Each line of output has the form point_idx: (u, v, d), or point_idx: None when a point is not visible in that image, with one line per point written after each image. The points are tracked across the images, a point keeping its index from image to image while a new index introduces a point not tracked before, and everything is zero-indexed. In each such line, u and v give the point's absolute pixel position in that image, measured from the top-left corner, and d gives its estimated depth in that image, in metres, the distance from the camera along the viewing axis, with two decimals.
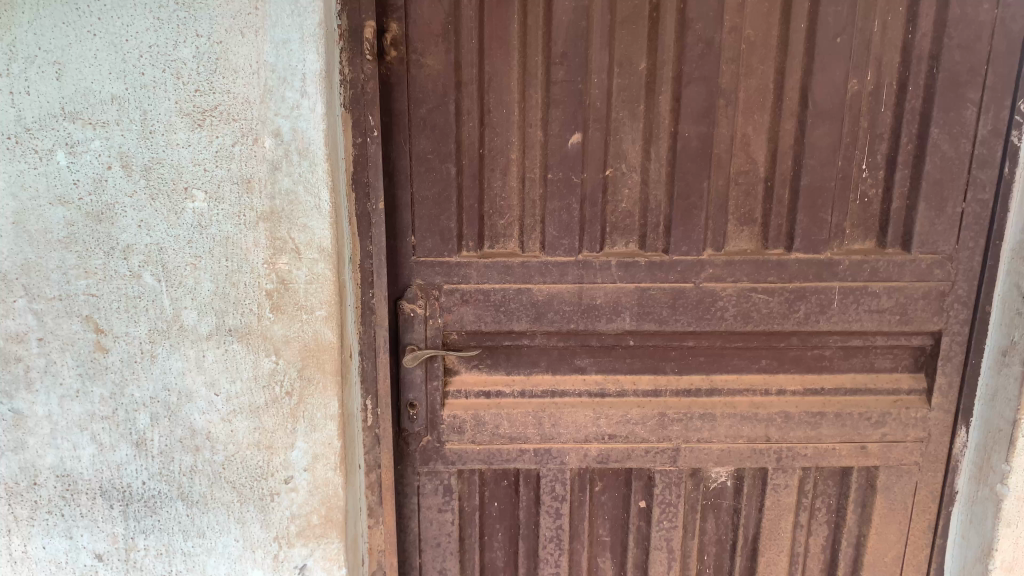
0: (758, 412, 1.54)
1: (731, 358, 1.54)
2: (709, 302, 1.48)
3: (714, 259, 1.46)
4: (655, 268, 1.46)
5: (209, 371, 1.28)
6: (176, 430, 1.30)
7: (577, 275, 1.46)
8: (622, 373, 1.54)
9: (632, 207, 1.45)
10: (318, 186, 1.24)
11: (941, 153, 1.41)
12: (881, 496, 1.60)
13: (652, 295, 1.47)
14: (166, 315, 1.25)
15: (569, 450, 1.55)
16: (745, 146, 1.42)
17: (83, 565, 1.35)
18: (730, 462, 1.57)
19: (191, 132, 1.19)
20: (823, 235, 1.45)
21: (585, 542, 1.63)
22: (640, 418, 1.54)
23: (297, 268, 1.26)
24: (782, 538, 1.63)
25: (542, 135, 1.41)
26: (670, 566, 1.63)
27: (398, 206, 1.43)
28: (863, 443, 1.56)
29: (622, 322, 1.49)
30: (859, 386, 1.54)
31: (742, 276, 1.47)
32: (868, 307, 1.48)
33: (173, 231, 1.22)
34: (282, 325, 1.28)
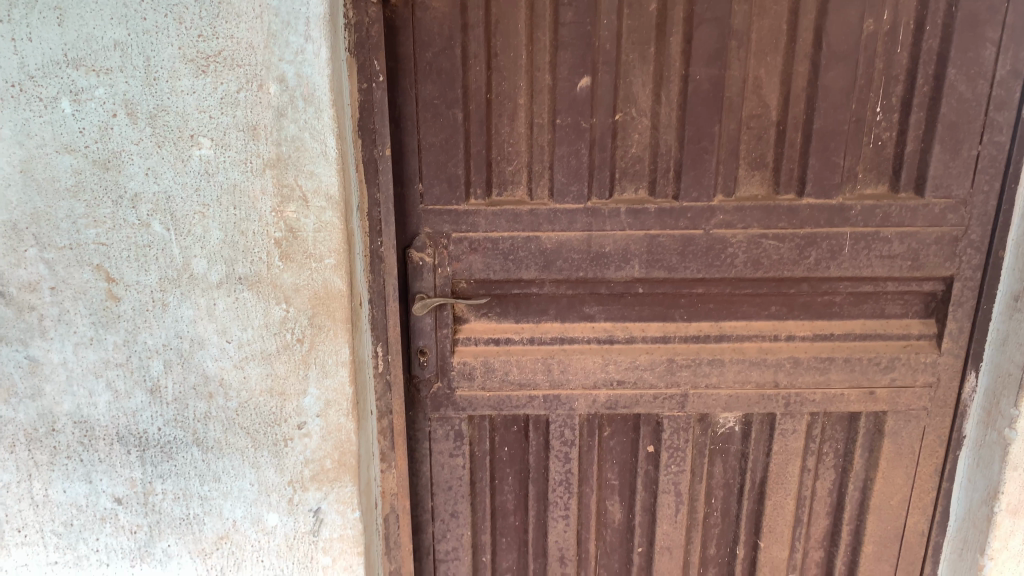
0: (767, 358, 1.54)
1: (740, 305, 1.54)
2: (719, 248, 1.47)
3: (725, 205, 1.45)
4: (664, 215, 1.45)
5: (220, 319, 1.29)
6: (189, 377, 1.32)
7: (586, 222, 1.46)
8: (631, 320, 1.54)
9: (642, 153, 1.43)
10: (324, 133, 1.23)
11: (958, 95, 1.38)
12: (889, 441, 1.61)
13: (662, 242, 1.47)
14: (176, 264, 1.26)
15: (578, 396, 1.56)
16: (757, 89, 1.39)
17: (103, 508, 1.39)
18: (738, 407, 1.58)
19: (195, 79, 1.18)
20: (836, 179, 1.43)
21: (594, 486, 1.65)
22: (649, 364, 1.55)
23: (304, 216, 1.26)
24: (789, 481, 1.64)
25: (551, 79, 1.39)
26: (677, 509, 1.66)
27: (406, 152, 1.42)
28: (871, 388, 1.56)
29: (632, 269, 1.48)
30: (869, 331, 1.54)
31: (752, 222, 1.46)
32: (879, 252, 1.47)
33: (180, 179, 1.22)
34: (291, 273, 1.28)
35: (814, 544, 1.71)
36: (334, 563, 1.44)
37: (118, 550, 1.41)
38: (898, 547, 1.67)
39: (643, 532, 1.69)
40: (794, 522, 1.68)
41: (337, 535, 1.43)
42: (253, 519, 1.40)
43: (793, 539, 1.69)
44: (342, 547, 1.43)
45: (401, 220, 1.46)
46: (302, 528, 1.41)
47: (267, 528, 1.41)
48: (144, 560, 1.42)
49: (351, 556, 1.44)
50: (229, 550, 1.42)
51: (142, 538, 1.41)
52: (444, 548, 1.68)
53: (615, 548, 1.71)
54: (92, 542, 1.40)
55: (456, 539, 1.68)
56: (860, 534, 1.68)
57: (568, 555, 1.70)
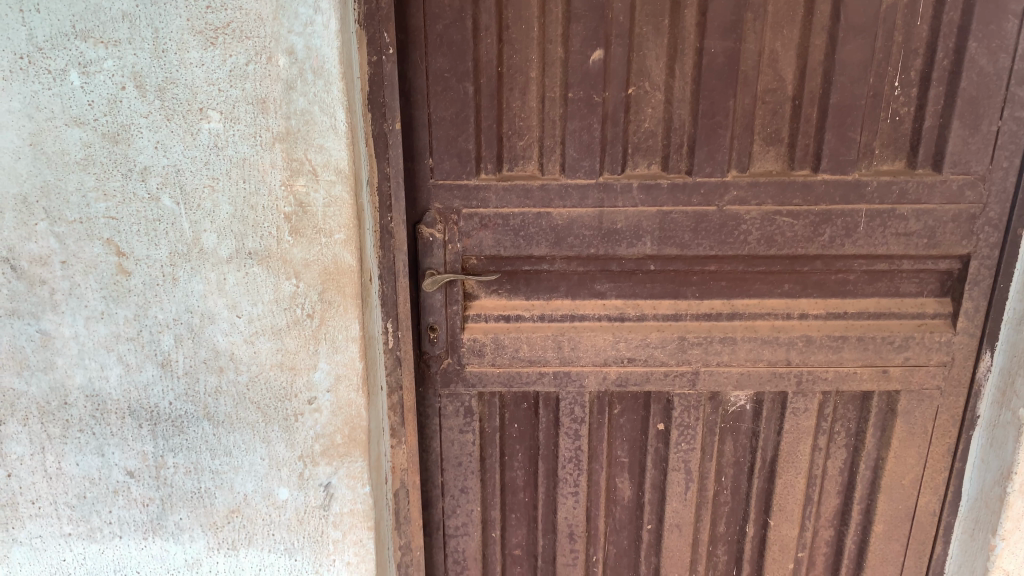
0: (779, 336, 1.53)
1: (753, 283, 1.52)
2: (732, 225, 1.46)
3: (738, 181, 1.43)
4: (677, 190, 1.44)
5: (230, 294, 1.29)
6: (199, 352, 1.32)
7: (597, 198, 1.44)
8: (643, 298, 1.53)
9: (655, 127, 1.42)
10: (333, 106, 1.22)
11: (979, 69, 1.35)
12: (901, 420, 1.59)
13: (674, 218, 1.45)
14: (186, 238, 1.26)
15: (588, 373, 1.56)
16: (773, 62, 1.37)
17: (115, 481, 1.39)
18: (750, 385, 1.57)
19: (204, 51, 1.17)
20: (852, 155, 1.41)
21: (603, 463, 1.65)
22: (660, 342, 1.54)
23: (314, 190, 1.25)
24: (800, 460, 1.64)
25: (563, 52, 1.37)
26: (687, 487, 1.66)
27: (416, 126, 1.41)
28: (885, 367, 1.55)
29: (643, 246, 1.47)
30: (883, 310, 1.53)
31: (766, 198, 1.44)
32: (895, 230, 1.45)
33: (190, 153, 1.22)
34: (301, 248, 1.27)
35: (824, 523, 1.71)
36: (345, 537, 1.45)
37: (130, 522, 1.42)
38: (909, 527, 1.67)
39: (652, 509, 1.69)
40: (804, 501, 1.68)
41: (347, 509, 1.43)
42: (264, 493, 1.41)
43: (803, 517, 1.69)
44: (352, 521, 1.44)
45: (411, 196, 1.45)
46: (312, 503, 1.42)
47: (278, 502, 1.42)
48: (156, 532, 1.43)
49: (361, 530, 1.45)
50: (241, 523, 1.43)
51: (154, 511, 1.42)
52: (454, 524, 1.69)
53: (624, 525, 1.72)
54: (105, 515, 1.42)
55: (466, 514, 1.68)
56: (871, 513, 1.67)
57: (577, 531, 1.70)
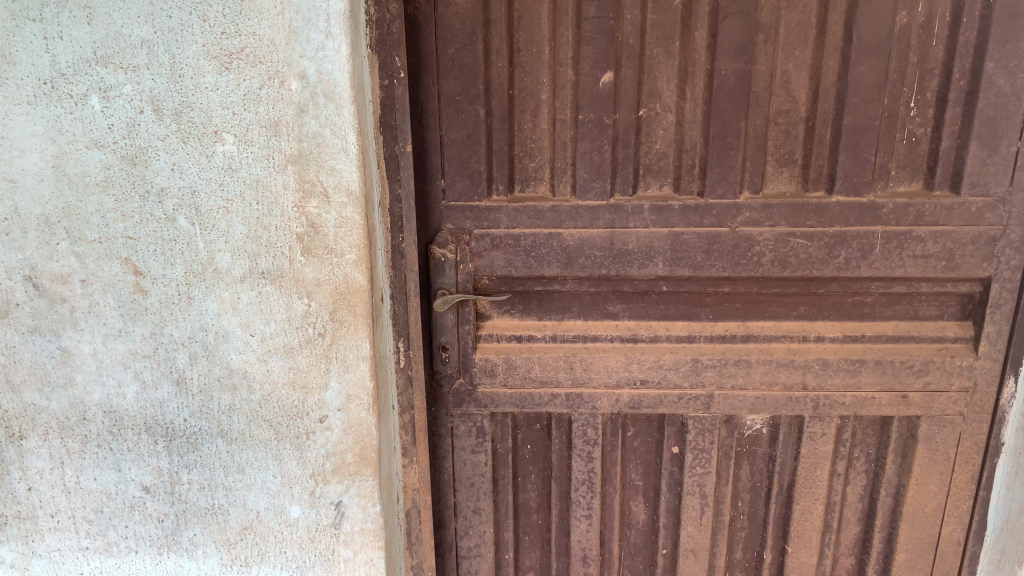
0: (795, 359, 1.51)
1: (768, 305, 1.51)
2: (745, 247, 1.44)
3: (751, 202, 1.42)
4: (688, 212, 1.43)
5: (244, 313, 1.31)
6: (214, 369, 1.34)
7: (608, 220, 1.44)
8: (656, 319, 1.53)
9: (667, 148, 1.41)
10: (344, 129, 1.23)
11: (997, 89, 1.33)
12: (922, 446, 1.57)
13: (686, 239, 1.44)
14: (201, 258, 1.28)
15: (601, 395, 1.55)
16: (785, 84, 1.36)
17: (132, 496, 1.42)
18: (765, 409, 1.55)
19: (219, 75, 1.20)
20: (866, 176, 1.40)
21: (617, 486, 1.64)
22: (673, 364, 1.52)
23: (325, 211, 1.27)
24: (818, 485, 1.61)
25: (573, 74, 1.37)
26: (702, 512, 1.64)
27: (428, 146, 1.42)
28: (904, 392, 1.52)
29: (655, 268, 1.47)
30: (902, 333, 1.50)
31: (780, 220, 1.43)
32: (912, 252, 1.43)
33: (205, 174, 1.25)
34: (313, 268, 1.29)
35: (845, 551, 1.67)
36: (355, 556, 1.45)
37: (146, 537, 1.45)
38: (933, 555, 1.64)
39: (668, 534, 1.67)
40: (823, 527, 1.65)
41: (358, 528, 1.44)
42: (277, 510, 1.42)
43: (822, 544, 1.66)
44: (362, 540, 1.44)
45: (422, 215, 1.47)
46: (324, 521, 1.43)
47: (290, 520, 1.43)
48: (170, 548, 1.45)
49: (372, 549, 1.45)
50: (253, 540, 1.44)
51: (169, 527, 1.44)
52: (467, 544, 1.69)
53: (639, 549, 1.69)
54: (121, 529, 1.44)
55: (478, 535, 1.67)
56: (893, 542, 1.64)
57: (590, 555, 1.69)
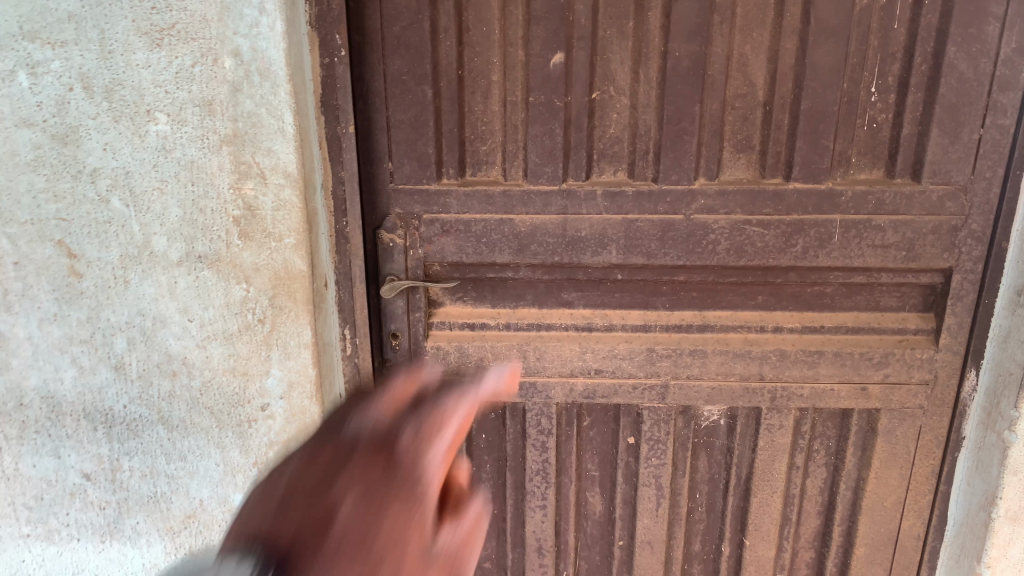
0: (752, 349, 1.48)
1: (726, 294, 1.47)
2: (700, 235, 1.41)
3: (706, 188, 1.38)
4: (642, 198, 1.39)
5: (181, 298, 1.28)
6: (153, 356, 1.31)
7: (561, 206, 1.40)
8: (612, 308, 1.49)
9: (621, 133, 1.37)
10: (280, 108, 1.20)
11: (958, 75, 1.29)
12: (882, 439, 1.54)
13: (640, 226, 1.41)
14: (136, 241, 1.25)
15: (555, 385, 1.52)
16: (742, 67, 1.32)
17: (72, 484, 1.39)
18: (722, 400, 1.52)
19: (149, 52, 1.16)
20: (825, 163, 1.36)
21: (572, 476, 1.61)
22: (628, 353, 1.49)
23: (263, 194, 1.23)
24: (776, 478, 1.59)
25: (524, 54, 1.33)
26: (659, 504, 1.61)
27: (374, 126, 1.37)
28: (863, 384, 1.50)
29: (608, 255, 1.43)
30: (862, 324, 1.47)
31: (736, 207, 1.39)
32: (871, 241, 1.40)
33: (139, 155, 1.21)
34: (251, 252, 1.26)
35: (804, 544, 1.65)
36: None
37: (88, 525, 1.42)
38: (892, 550, 1.62)
39: (624, 525, 1.65)
40: (781, 521, 1.62)
41: None
42: (221, 499, 1.40)
43: (780, 538, 1.64)
44: None
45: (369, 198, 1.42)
46: None
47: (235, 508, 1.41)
48: (113, 536, 1.42)
49: None
50: (197, 529, 1.42)
51: (111, 514, 1.41)
52: None
53: (596, 541, 1.67)
54: (62, 517, 1.41)
55: None
56: (852, 535, 1.62)
57: (546, 546, 1.66)
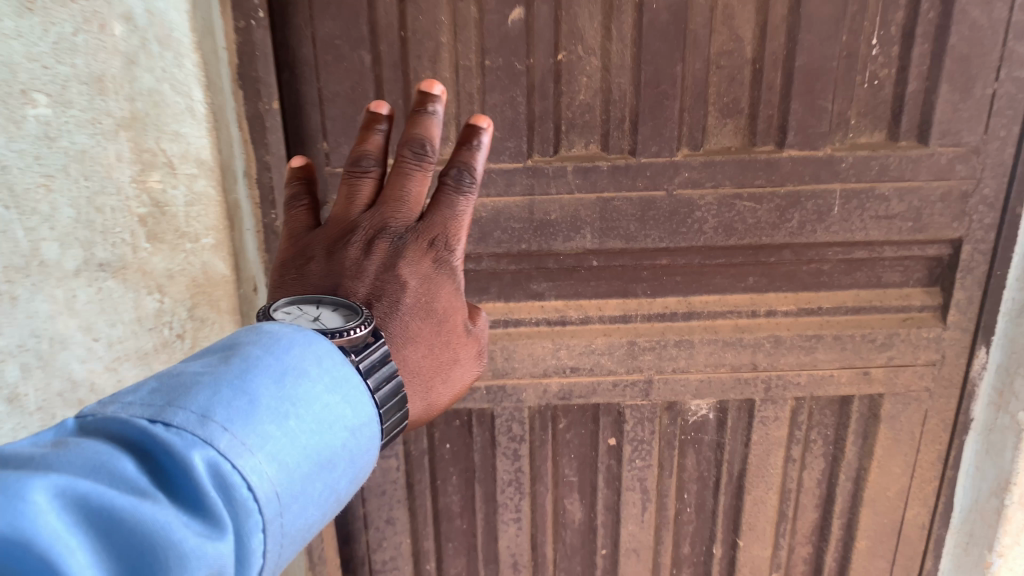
0: (744, 337, 1.33)
1: (713, 277, 1.32)
2: (684, 213, 1.24)
3: (691, 159, 1.21)
4: (619, 174, 1.22)
5: (82, 314, 0.96)
6: (53, 385, 0.93)
7: (526, 186, 1.22)
8: (587, 298, 1.33)
9: (592, 99, 1.19)
10: (186, 84, 1.06)
11: (971, 22, 1.14)
12: (885, 426, 1.41)
13: (617, 205, 1.23)
14: (22, 250, 0.87)
15: (526, 387, 1.35)
16: (727, 19, 1.15)
17: None
18: (712, 394, 1.36)
19: (19, 17, 0.83)
20: (823, 127, 1.20)
21: (549, 484, 1.45)
22: (607, 348, 1.33)
23: (172, 187, 1.07)
24: (772, 474, 1.45)
25: (477, 11, 1.13)
26: (644, 508, 1.47)
27: (303, 99, 1.17)
28: (865, 368, 1.36)
29: (582, 240, 1.25)
30: (863, 303, 1.34)
31: (724, 180, 1.22)
32: (875, 213, 1.25)
33: (15, 146, 0.84)
34: (163, 257, 1.07)
35: (801, 540, 1.53)
36: None
37: None
38: (895, 541, 1.50)
39: (607, 532, 1.50)
40: (777, 518, 1.49)
41: None
42: None
43: (776, 536, 1.51)
44: None
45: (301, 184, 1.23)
46: None
47: None
48: None
49: None
50: None
51: None
52: (381, 558, 1.48)
53: (577, 550, 1.52)
54: None
55: (394, 547, 1.48)
56: (852, 529, 1.50)
57: (522, 560, 1.51)
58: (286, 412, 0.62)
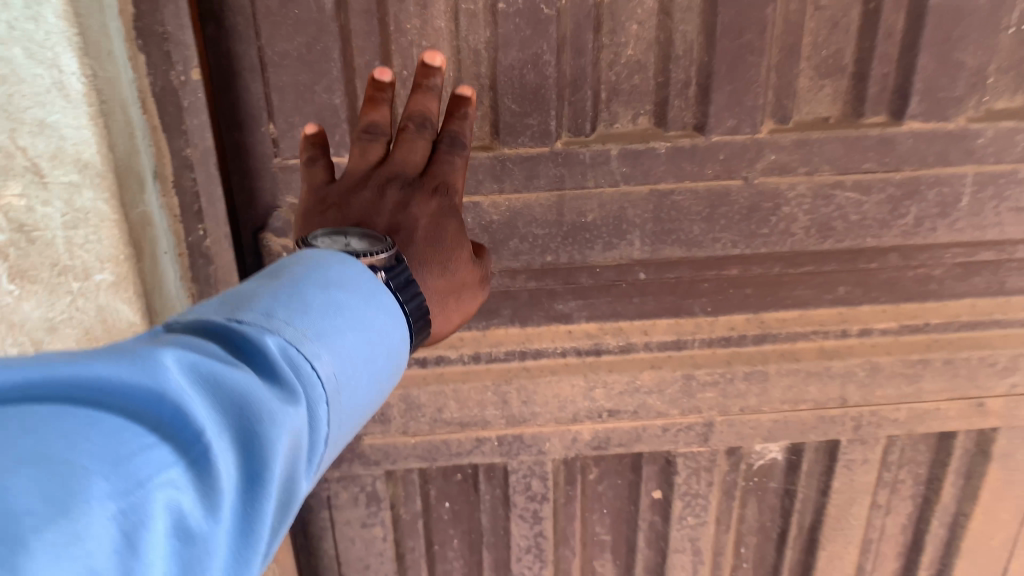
0: (832, 365, 1.02)
1: (793, 288, 1.01)
2: (766, 208, 0.93)
3: (778, 137, 0.89)
4: (681, 159, 0.89)
5: None
6: None
7: (553, 177, 0.89)
8: (628, 319, 1.01)
9: (644, 55, 0.86)
10: (52, 43, 0.68)
11: None
12: (995, 467, 1.12)
13: (677, 201, 0.91)
14: None
15: (550, 436, 1.04)
16: None
17: None
18: (786, 435, 1.07)
19: None
20: (956, 90, 0.88)
21: (576, 548, 1.15)
22: (655, 385, 1.02)
23: (40, 200, 0.72)
24: (853, 525, 1.16)
25: None
26: (695, 572, 1.17)
27: (235, 56, 0.80)
28: (980, 399, 1.06)
29: (627, 249, 0.94)
30: (982, 317, 1.03)
31: (823, 162, 0.91)
32: (1010, 203, 0.94)
33: None
34: (38, 304, 0.75)
35: None
36: None
37: None
38: None
39: None
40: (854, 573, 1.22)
41: None
42: None
43: None
44: None
45: (235, 179, 0.86)
46: None
47: None
48: None
49: None
50: None
51: None
52: None
53: None
54: None
55: None
56: None
57: None
58: (341, 307, 0.52)
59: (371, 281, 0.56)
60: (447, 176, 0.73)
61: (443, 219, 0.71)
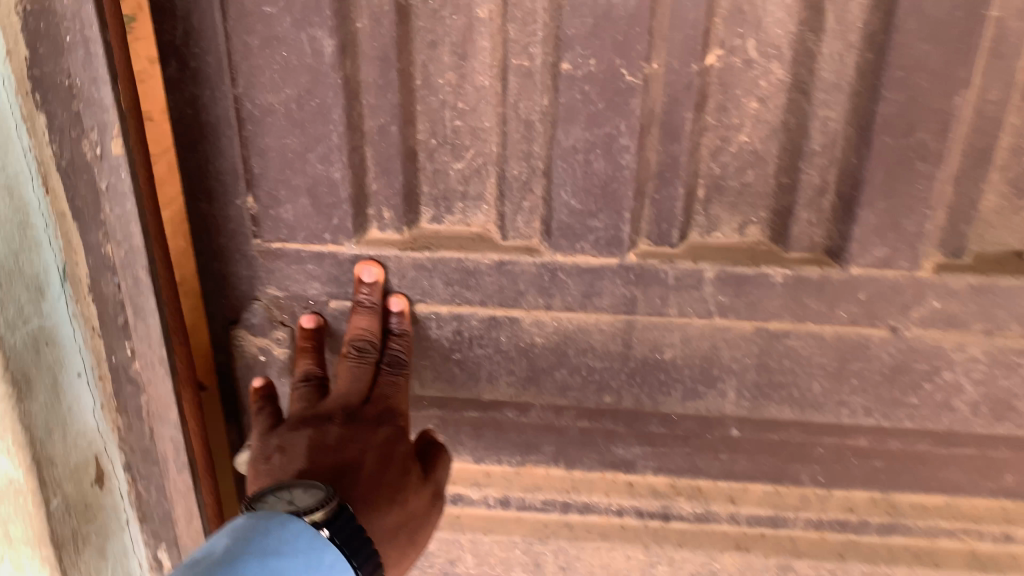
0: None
1: (944, 471, 0.74)
2: (918, 374, 0.67)
3: (949, 279, 0.63)
4: (802, 293, 0.64)
5: None
6: None
7: (622, 300, 0.66)
8: (709, 480, 0.77)
9: (764, 147, 0.62)
10: None
11: None
12: None
13: (791, 349, 0.67)
14: None
15: None
16: None
17: None
18: None
19: None
20: None
21: None
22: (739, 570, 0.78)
23: None
24: None
25: None
26: None
27: (206, 105, 0.62)
28: None
29: (718, 403, 0.70)
30: None
31: (1010, 318, 0.63)
32: None
33: None
34: None
35: None
36: None
37: None
38: None
39: None
40: None
41: None
42: None
43: None
44: None
45: (203, 260, 0.68)
46: None
47: None
48: None
49: None
50: None
51: None
52: None
53: None
54: None
55: None
56: None
57: None
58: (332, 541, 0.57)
59: (316, 537, 0.56)
60: (389, 399, 0.69)
61: (389, 449, 0.67)
